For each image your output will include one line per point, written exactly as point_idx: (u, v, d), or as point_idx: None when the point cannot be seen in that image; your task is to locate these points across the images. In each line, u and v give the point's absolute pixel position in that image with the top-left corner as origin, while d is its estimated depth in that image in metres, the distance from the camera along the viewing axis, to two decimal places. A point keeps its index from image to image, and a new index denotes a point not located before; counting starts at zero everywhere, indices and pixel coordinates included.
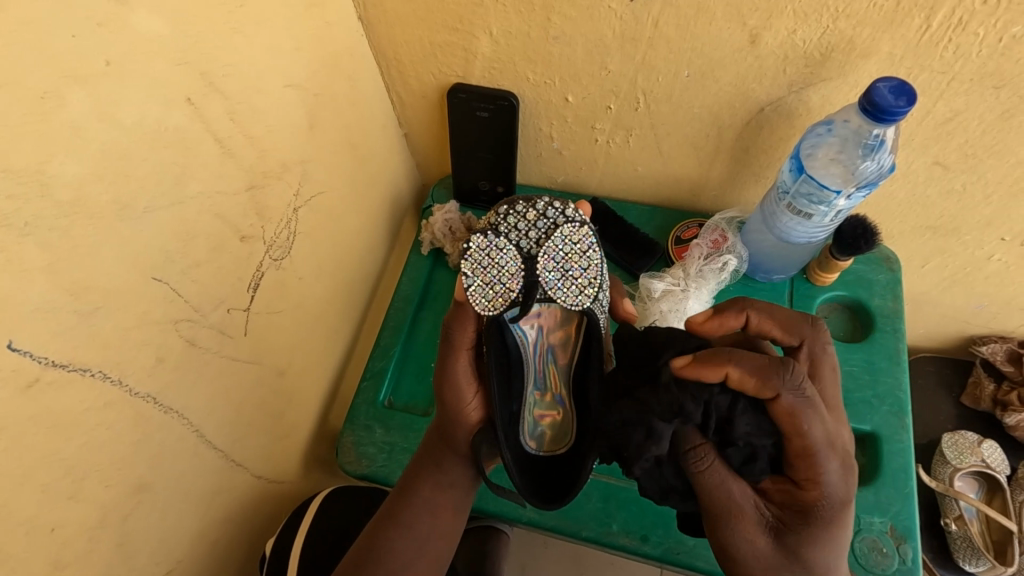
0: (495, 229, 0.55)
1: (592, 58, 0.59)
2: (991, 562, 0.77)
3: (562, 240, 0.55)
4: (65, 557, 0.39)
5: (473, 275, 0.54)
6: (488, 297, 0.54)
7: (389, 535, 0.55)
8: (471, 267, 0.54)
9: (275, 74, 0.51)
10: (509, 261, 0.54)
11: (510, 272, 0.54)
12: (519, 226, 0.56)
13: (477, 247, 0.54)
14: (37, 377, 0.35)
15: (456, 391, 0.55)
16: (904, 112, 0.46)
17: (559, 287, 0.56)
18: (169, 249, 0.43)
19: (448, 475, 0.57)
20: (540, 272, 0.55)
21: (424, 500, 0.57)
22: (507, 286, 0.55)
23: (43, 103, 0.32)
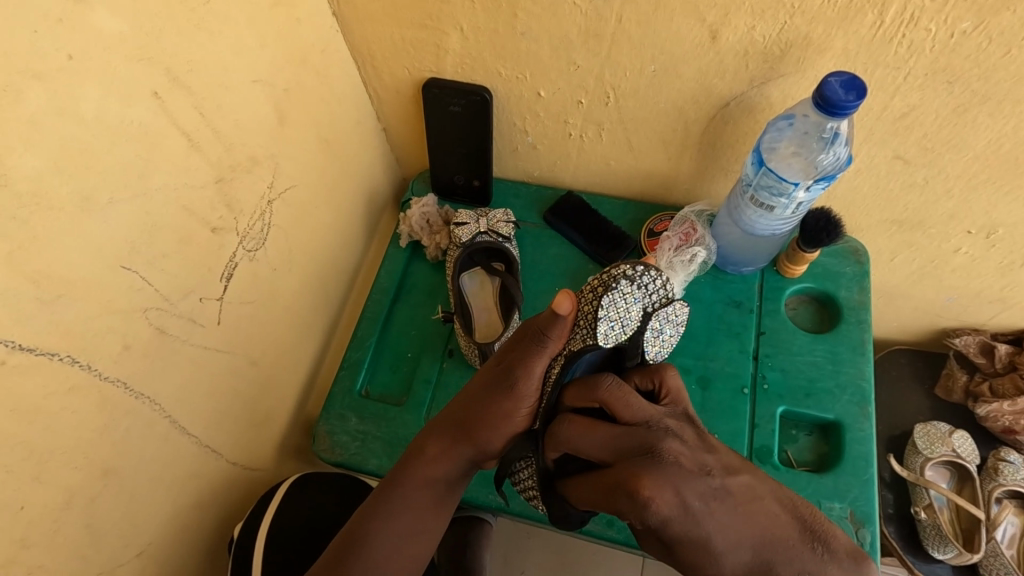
0: (630, 278, 0.55)
1: (559, 53, 0.61)
2: (958, 550, 0.78)
3: (673, 310, 0.56)
4: (31, 536, 0.40)
5: (608, 310, 0.53)
6: (614, 333, 0.53)
7: (379, 517, 0.53)
8: (607, 305, 0.54)
9: (243, 69, 0.52)
10: (632, 305, 0.55)
11: (632, 315, 0.55)
12: (648, 286, 0.56)
13: (621, 289, 0.55)
14: (0, 360, 0.36)
15: (525, 387, 0.51)
16: (854, 107, 0.47)
17: (654, 342, 0.57)
18: (135, 239, 0.44)
19: (440, 469, 0.55)
20: (648, 330, 0.55)
21: (420, 489, 0.55)
22: (626, 327, 0.54)
23: (3, 96, 0.34)
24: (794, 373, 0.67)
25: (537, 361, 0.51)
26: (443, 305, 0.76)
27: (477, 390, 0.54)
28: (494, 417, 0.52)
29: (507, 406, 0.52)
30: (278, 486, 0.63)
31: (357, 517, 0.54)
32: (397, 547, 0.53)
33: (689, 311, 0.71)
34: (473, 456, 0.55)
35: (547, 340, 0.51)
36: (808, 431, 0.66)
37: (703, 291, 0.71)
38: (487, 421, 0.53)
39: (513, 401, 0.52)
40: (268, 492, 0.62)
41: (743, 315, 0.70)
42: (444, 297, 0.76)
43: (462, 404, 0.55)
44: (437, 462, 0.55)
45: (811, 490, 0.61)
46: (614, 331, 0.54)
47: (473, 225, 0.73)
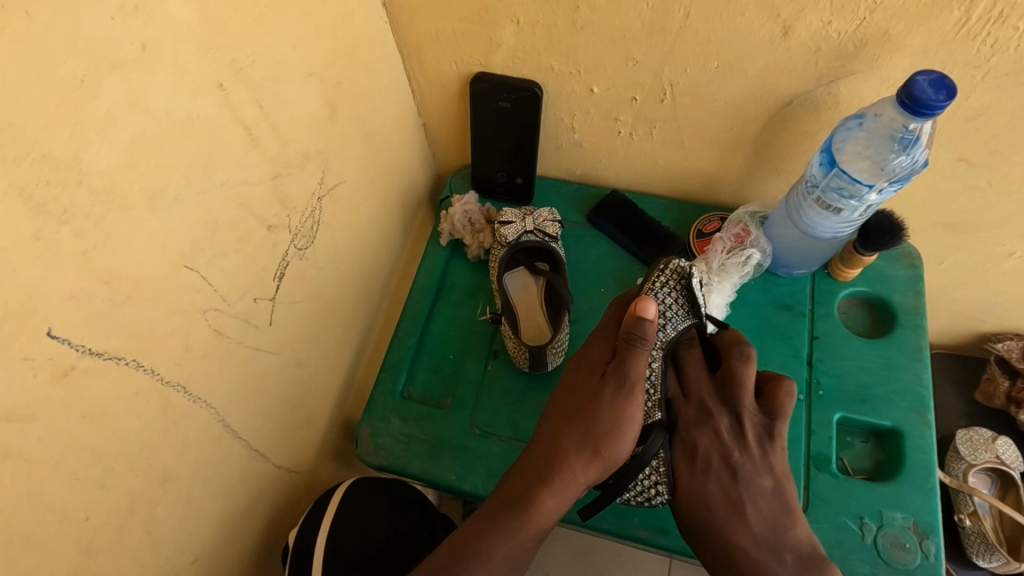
0: (684, 271, 0.61)
1: (618, 48, 0.59)
2: (1004, 558, 0.77)
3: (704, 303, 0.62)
4: (96, 547, 0.38)
5: (670, 298, 0.59)
6: (675, 316, 0.59)
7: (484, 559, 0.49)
8: (668, 292, 0.60)
9: (299, 62, 0.50)
10: (686, 297, 0.60)
11: (685, 304, 0.60)
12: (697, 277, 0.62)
13: (673, 279, 0.60)
14: (71, 365, 0.34)
15: (632, 389, 0.53)
16: (944, 106, 0.45)
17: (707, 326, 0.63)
18: (198, 238, 0.42)
19: (552, 498, 0.52)
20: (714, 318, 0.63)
21: (528, 527, 0.51)
22: (682, 315, 0.60)
23: (80, 87, 0.32)
24: (848, 379, 0.65)
25: (641, 365, 0.53)
26: (487, 306, 0.74)
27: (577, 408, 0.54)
28: (609, 432, 0.52)
29: (619, 417, 0.53)
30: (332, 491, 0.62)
31: (451, 549, 0.51)
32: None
33: (740, 314, 0.70)
34: (597, 471, 0.53)
35: (645, 344, 0.52)
36: (863, 438, 0.65)
37: (752, 294, 0.70)
38: (602, 428, 0.53)
39: (622, 400, 0.53)
40: (324, 500, 0.61)
41: (795, 318, 0.69)
42: (487, 297, 0.75)
43: (567, 402, 0.56)
44: (553, 497, 0.52)
45: (871, 499, 0.60)
46: (678, 314, 0.60)
47: (519, 224, 0.71)
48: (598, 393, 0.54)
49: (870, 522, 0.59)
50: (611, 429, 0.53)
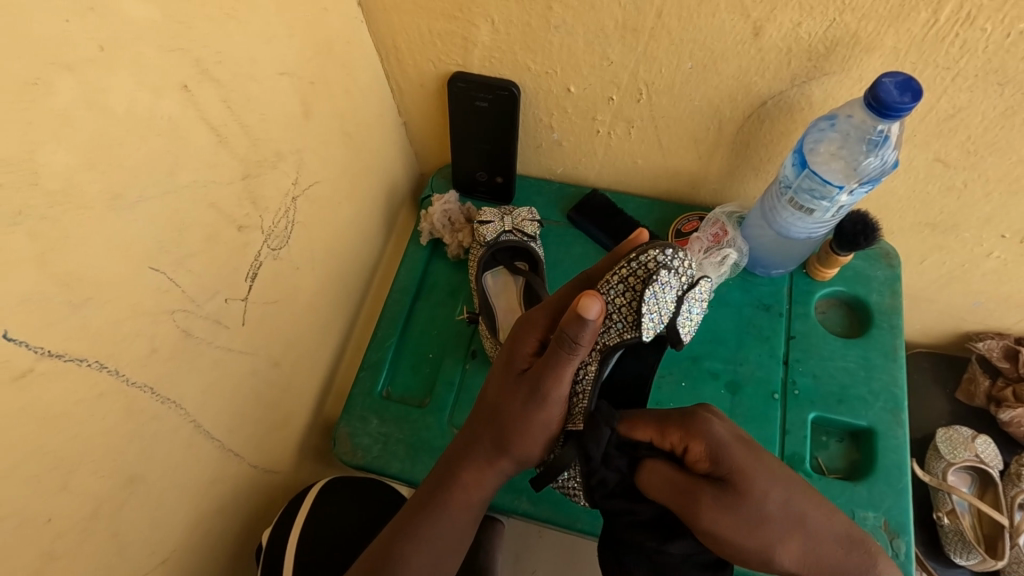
0: (666, 267, 0.51)
1: (592, 48, 0.59)
2: (981, 556, 0.78)
3: (693, 298, 0.54)
4: (59, 547, 0.39)
5: (616, 302, 0.52)
6: (646, 325, 0.51)
7: (415, 543, 0.52)
8: (615, 295, 0.52)
9: (270, 61, 0.50)
10: (665, 297, 0.51)
11: (667, 304, 0.51)
12: (680, 269, 0.52)
13: (635, 277, 0.52)
14: (29, 367, 0.34)
15: (550, 386, 0.49)
16: (909, 109, 0.45)
17: (691, 323, 0.54)
18: (163, 239, 0.42)
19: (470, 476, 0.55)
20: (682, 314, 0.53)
21: (450, 510, 0.54)
22: (662, 317, 0.52)
23: (32, 89, 0.32)
24: (825, 380, 0.66)
25: (568, 366, 0.48)
26: (466, 305, 0.74)
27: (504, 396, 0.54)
28: (523, 427, 0.51)
29: (536, 418, 0.51)
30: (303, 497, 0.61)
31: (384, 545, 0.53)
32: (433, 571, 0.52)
33: (718, 313, 0.70)
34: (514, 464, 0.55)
35: (578, 348, 0.46)
36: (839, 438, 0.65)
37: (730, 293, 0.71)
38: (518, 429, 0.52)
39: (538, 402, 0.50)
40: (292, 504, 0.60)
41: (773, 318, 0.69)
42: (466, 297, 0.75)
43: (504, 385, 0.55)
44: (475, 483, 0.55)
45: (844, 498, 0.60)
46: (624, 317, 0.51)
47: (497, 224, 0.72)
48: (515, 394, 0.52)
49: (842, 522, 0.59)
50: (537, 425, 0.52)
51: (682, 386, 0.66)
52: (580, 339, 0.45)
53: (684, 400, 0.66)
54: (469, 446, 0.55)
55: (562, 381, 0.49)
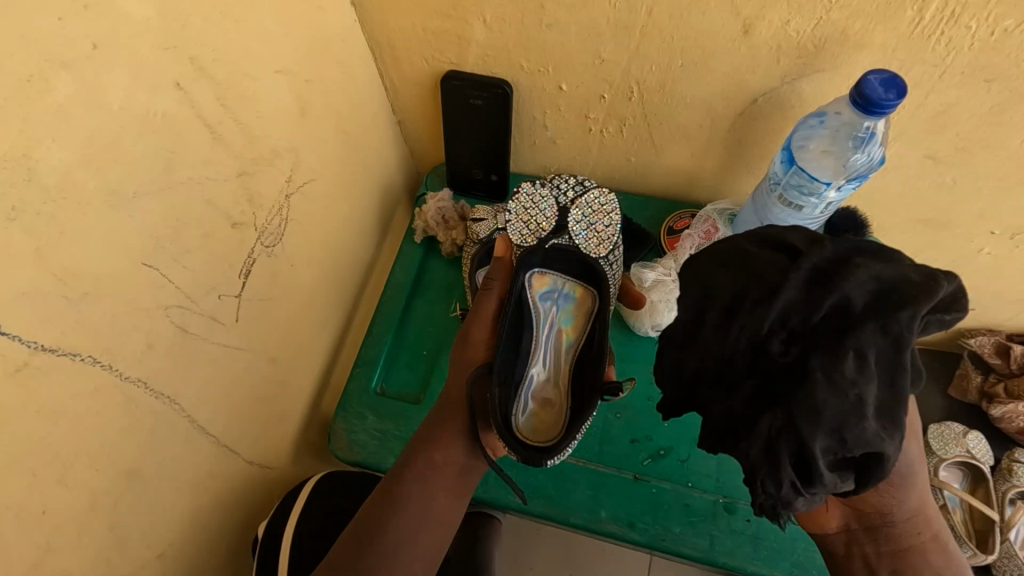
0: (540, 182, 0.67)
1: (585, 46, 0.59)
2: (972, 550, 0.79)
3: (591, 200, 0.66)
4: (57, 539, 0.39)
5: (516, 215, 0.65)
6: (525, 232, 0.65)
7: (396, 507, 0.55)
8: (517, 208, 0.66)
9: (266, 60, 0.51)
10: (546, 207, 0.65)
11: (546, 214, 0.65)
12: (558, 185, 0.67)
13: (524, 193, 0.66)
14: (25, 361, 0.35)
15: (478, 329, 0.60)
16: (894, 106, 0.46)
17: (585, 236, 0.64)
18: (159, 235, 0.43)
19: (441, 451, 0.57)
20: (571, 219, 0.65)
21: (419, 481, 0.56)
22: (541, 225, 0.65)
23: (28, 87, 0.32)
24: None
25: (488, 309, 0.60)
26: (460, 302, 0.75)
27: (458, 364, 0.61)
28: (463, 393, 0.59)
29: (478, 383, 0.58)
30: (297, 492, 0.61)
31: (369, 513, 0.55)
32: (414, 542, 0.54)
33: None
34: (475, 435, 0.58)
35: (493, 281, 0.60)
36: None
37: None
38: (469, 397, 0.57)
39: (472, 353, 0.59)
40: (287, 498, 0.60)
41: None
42: (461, 294, 0.76)
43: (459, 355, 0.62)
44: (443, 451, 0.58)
45: None
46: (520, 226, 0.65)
47: (491, 221, 0.71)
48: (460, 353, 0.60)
49: None
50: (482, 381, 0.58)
51: None
52: (502, 259, 0.61)
53: None
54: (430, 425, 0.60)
55: (484, 326, 0.60)
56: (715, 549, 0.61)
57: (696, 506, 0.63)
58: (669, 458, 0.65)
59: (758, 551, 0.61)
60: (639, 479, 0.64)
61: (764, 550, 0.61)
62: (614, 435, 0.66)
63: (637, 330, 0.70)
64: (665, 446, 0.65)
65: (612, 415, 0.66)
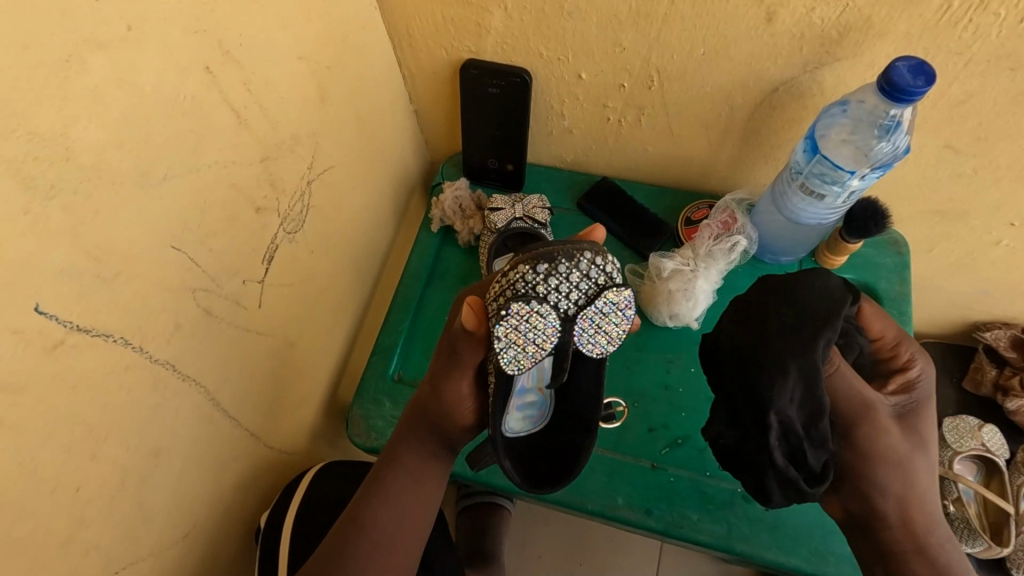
0: (536, 296, 0.42)
1: (606, 34, 0.59)
2: (986, 543, 0.79)
3: (606, 303, 0.43)
4: (88, 517, 0.40)
5: (505, 338, 0.43)
6: (520, 359, 0.44)
7: (376, 515, 0.51)
8: (504, 330, 0.42)
9: (288, 45, 0.51)
10: (548, 323, 0.43)
11: (546, 332, 0.43)
12: (561, 286, 0.43)
13: (514, 314, 0.41)
14: (61, 339, 0.35)
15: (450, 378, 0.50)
16: (922, 92, 0.46)
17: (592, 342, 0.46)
18: (187, 217, 0.43)
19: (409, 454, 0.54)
20: (577, 333, 0.45)
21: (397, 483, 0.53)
22: (540, 344, 0.44)
23: (66, 67, 0.32)
24: None
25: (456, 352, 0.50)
26: None
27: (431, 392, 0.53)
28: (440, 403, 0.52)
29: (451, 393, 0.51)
30: (293, 488, 0.60)
31: (351, 512, 0.52)
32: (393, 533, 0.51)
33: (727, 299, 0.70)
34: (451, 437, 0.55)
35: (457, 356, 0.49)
36: None
37: (739, 280, 0.71)
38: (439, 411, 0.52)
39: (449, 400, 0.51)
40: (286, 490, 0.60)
41: None
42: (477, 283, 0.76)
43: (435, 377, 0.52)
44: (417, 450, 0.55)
45: None
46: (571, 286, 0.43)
47: (509, 210, 0.73)
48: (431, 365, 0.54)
49: None
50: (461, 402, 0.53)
51: (689, 370, 0.68)
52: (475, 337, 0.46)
53: (691, 384, 0.67)
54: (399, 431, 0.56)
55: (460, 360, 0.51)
56: (732, 536, 0.61)
57: (713, 494, 0.62)
58: (685, 447, 0.65)
59: (776, 538, 0.60)
60: (656, 467, 0.64)
61: (782, 538, 0.60)
62: (631, 423, 0.66)
63: (656, 320, 0.69)
64: (681, 434, 0.65)
65: (630, 402, 0.67)
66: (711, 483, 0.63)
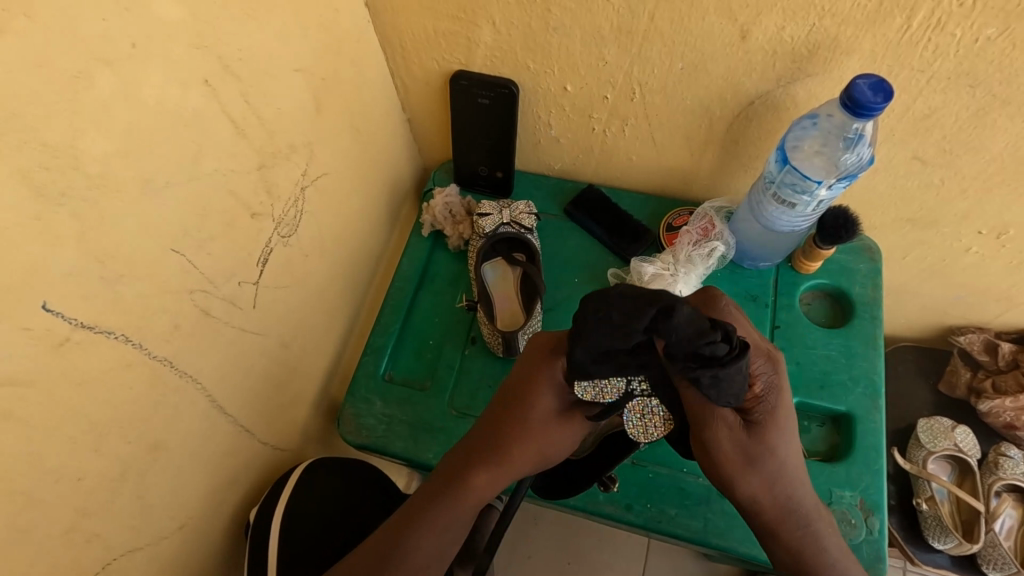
0: (500, 216, 0.75)
1: (589, 48, 0.62)
2: (957, 540, 0.82)
3: (520, 211, 0.76)
4: (89, 505, 0.42)
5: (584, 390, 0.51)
6: (591, 392, 0.51)
7: (414, 525, 0.54)
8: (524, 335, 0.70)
9: (285, 59, 0.53)
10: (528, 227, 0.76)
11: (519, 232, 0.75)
12: (495, 207, 0.76)
13: (491, 225, 0.74)
14: (68, 336, 0.38)
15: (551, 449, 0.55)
16: (881, 108, 0.49)
17: (530, 245, 0.74)
18: (186, 222, 0.45)
19: (480, 489, 0.54)
20: (525, 238, 0.75)
21: (459, 506, 0.54)
22: (533, 246, 0.75)
23: (76, 82, 0.35)
24: (808, 367, 0.69)
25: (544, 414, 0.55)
26: (466, 293, 0.78)
27: (473, 454, 0.55)
28: (521, 435, 0.54)
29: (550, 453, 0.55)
30: (283, 482, 0.63)
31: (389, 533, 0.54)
32: (428, 559, 0.53)
33: None
34: (514, 470, 0.54)
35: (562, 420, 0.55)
36: (820, 422, 0.68)
37: (718, 283, 0.74)
38: (516, 436, 0.54)
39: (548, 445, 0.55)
40: (274, 488, 0.62)
41: (759, 308, 0.72)
42: (467, 285, 0.78)
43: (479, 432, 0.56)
44: (486, 487, 0.54)
45: (824, 478, 0.64)
46: (502, 219, 0.75)
47: (496, 215, 0.75)
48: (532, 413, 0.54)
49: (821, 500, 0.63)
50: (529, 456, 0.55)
51: None
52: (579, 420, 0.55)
53: None
54: (479, 469, 0.54)
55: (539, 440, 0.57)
56: (708, 530, 0.63)
57: (689, 489, 0.65)
58: (665, 444, 0.67)
59: (751, 533, 0.63)
60: (636, 464, 0.66)
61: (756, 532, 0.63)
62: None
63: None
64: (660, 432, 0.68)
65: None
66: (688, 479, 0.65)
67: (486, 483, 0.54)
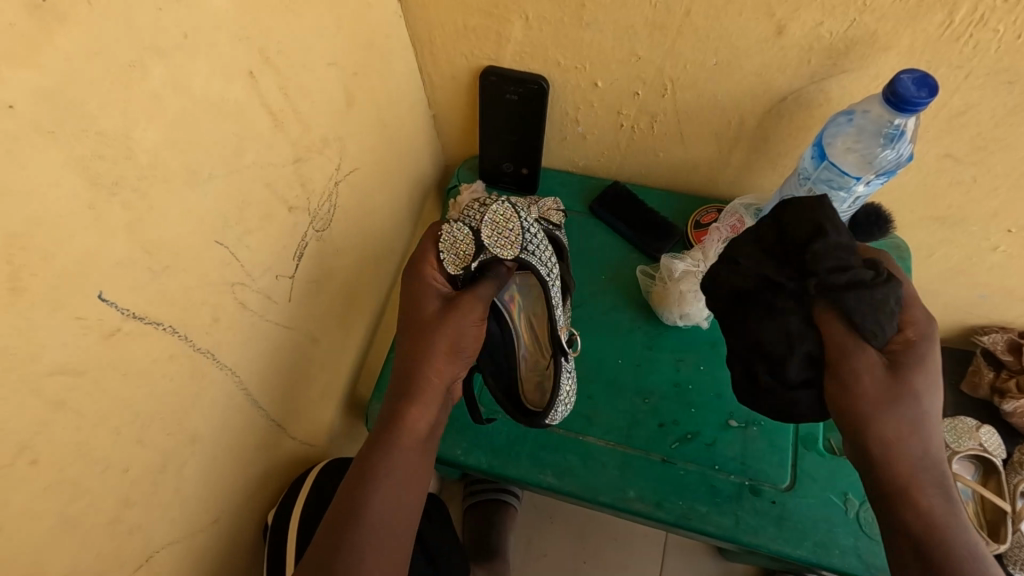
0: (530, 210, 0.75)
1: (621, 44, 0.62)
2: (984, 539, 0.81)
3: (550, 207, 0.76)
4: (133, 496, 0.42)
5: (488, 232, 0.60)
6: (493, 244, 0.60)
7: (377, 475, 0.52)
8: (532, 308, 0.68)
9: (321, 53, 0.53)
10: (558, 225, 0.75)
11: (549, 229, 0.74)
12: (525, 202, 0.76)
13: None
14: (117, 326, 0.37)
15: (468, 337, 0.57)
16: (925, 103, 0.48)
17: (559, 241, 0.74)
18: (227, 214, 0.45)
19: (421, 415, 0.55)
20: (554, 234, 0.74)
21: (407, 443, 0.54)
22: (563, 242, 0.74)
23: (131, 72, 0.35)
24: None
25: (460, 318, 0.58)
26: None
27: (406, 388, 0.56)
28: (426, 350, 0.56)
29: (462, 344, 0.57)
30: (300, 485, 0.61)
31: (347, 495, 0.52)
32: (393, 504, 0.53)
33: None
34: (435, 390, 0.56)
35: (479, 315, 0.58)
36: None
37: None
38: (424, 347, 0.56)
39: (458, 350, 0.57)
40: (290, 493, 0.60)
41: None
42: None
43: (400, 371, 0.57)
44: (424, 409, 0.55)
45: (855, 476, 0.64)
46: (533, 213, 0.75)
47: (524, 212, 0.75)
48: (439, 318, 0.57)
49: (854, 498, 0.63)
50: (447, 351, 0.56)
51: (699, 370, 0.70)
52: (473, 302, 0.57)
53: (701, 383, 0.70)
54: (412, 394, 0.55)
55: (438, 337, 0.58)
56: (740, 528, 0.63)
57: (721, 487, 0.64)
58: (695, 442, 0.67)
59: (783, 531, 0.62)
60: (666, 461, 0.66)
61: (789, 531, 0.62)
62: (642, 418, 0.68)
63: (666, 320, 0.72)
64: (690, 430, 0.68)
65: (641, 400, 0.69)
66: (719, 477, 0.65)
67: (433, 396, 0.56)
